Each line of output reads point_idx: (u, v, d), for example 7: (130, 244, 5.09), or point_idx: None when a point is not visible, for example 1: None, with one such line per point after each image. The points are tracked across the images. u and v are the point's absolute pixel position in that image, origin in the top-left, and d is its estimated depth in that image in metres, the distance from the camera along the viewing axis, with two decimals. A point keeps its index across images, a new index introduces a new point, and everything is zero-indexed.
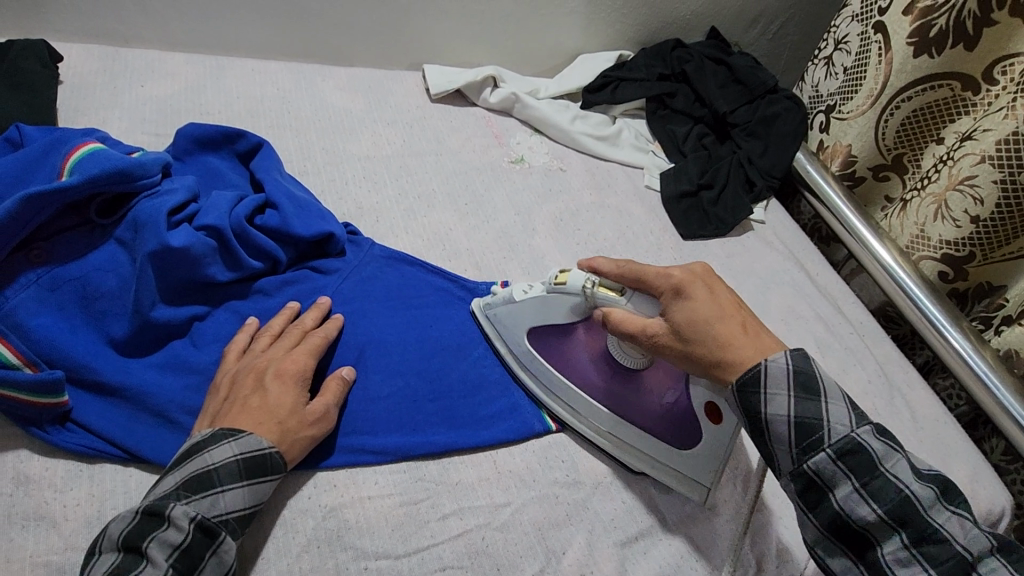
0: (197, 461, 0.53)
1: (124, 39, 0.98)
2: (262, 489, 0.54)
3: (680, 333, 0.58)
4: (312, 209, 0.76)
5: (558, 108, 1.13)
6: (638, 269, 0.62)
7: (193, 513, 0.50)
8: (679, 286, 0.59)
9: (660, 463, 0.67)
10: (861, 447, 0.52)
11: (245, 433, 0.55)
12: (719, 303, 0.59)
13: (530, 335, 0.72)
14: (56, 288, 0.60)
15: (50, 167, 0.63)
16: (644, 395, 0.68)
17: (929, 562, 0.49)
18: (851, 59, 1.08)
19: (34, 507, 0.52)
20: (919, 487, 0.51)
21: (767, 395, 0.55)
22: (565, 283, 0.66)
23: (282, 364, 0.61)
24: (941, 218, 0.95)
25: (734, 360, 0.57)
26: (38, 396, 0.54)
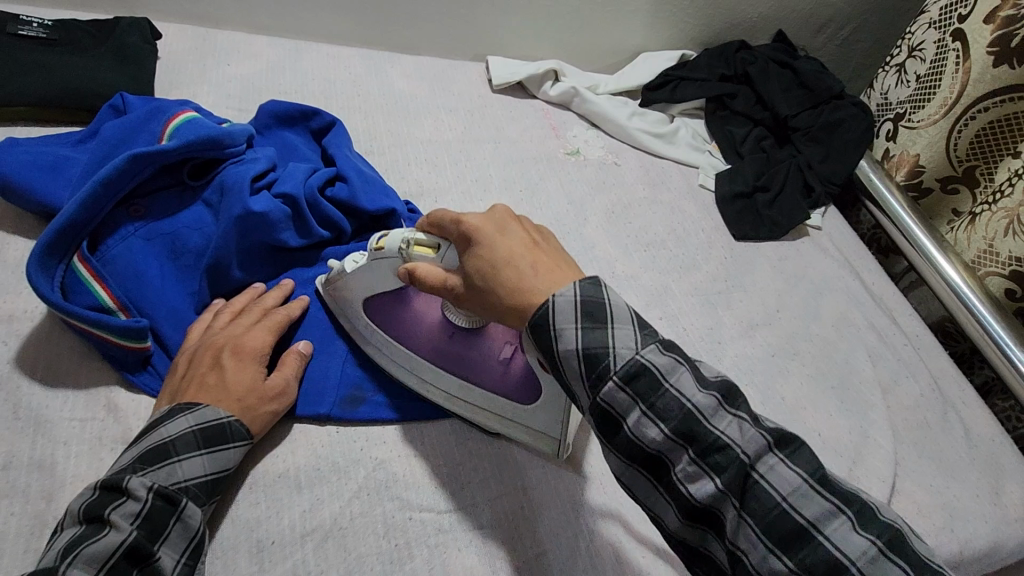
0: (151, 436, 0.53)
1: (215, 21, 1.05)
2: (225, 456, 0.55)
3: (473, 280, 0.53)
4: (378, 186, 0.80)
5: (617, 104, 1.14)
6: (439, 225, 0.56)
7: (151, 482, 0.50)
8: (470, 232, 0.53)
9: (505, 416, 0.65)
10: (714, 435, 0.45)
11: (201, 406, 0.56)
12: (510, 239, 0.53)
13: (366, 304, 0.67)
14: (151, 240, 0.66)
15: (151, 132, 0.69)
16: (491, 353, 0.65)
17: (715, 473, 0.45)
18: (925, 66, 1.05)
19: (122, 432, 0.58)
20: (726, 417, 0.46)
21: (556, 330, 0.48)
22: (383, 248, 0.60)
23: (235, 342, 0.61)
24: (1013, 234, 0.92)
25: (532, 300, 0.50)
26: (125, 339, 0.59)
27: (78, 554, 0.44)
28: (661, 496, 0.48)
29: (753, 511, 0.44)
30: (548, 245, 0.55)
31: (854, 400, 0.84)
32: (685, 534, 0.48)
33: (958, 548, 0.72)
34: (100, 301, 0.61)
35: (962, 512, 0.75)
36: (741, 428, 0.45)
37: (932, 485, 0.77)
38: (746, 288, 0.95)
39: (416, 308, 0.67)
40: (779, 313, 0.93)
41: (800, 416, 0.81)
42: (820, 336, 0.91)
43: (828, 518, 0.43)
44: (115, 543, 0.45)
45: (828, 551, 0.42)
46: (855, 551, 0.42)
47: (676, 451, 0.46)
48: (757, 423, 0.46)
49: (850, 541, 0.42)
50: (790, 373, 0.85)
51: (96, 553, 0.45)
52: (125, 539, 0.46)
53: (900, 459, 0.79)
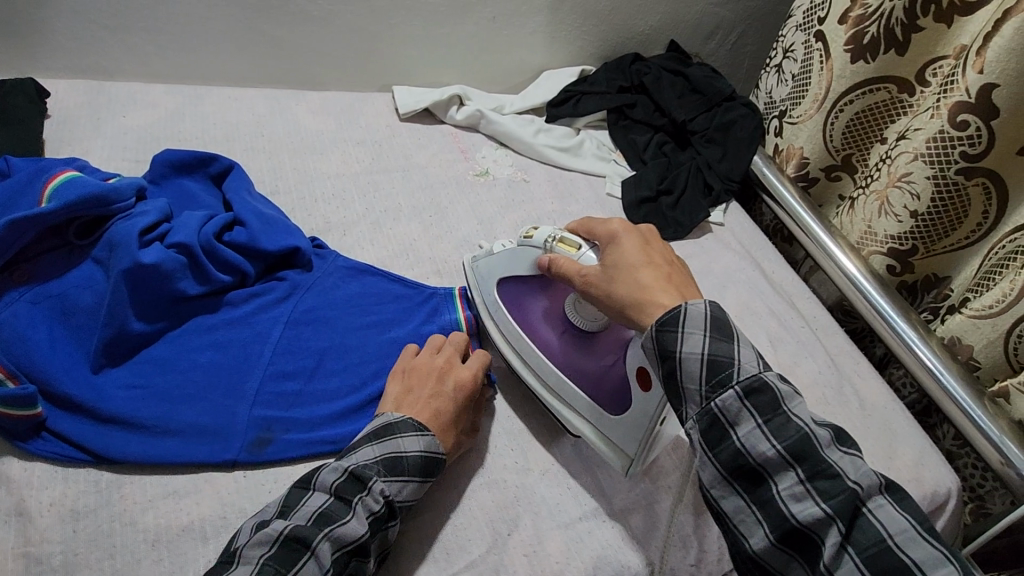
0: (393, 443, 0.63)
1: (108, 73, 1.04)
2: (427, 490, 0.64)
3: (609, 272, 0.66)
4: (279, 225, 0.81)
5: (522, 123, 1.19)
6: (594, 228, 0.71)
7: (387, 491, 0.60)
8: (615, 232, 0.68)
9: (591, 420, 0.72)
10: (822, 459, 0.52)
11: (432, 436, 0.65)
12: (649, 252, 0.66)
13: (500, 285, 0.80)
14: (38, 302, 0.66)
15: (31, 194, 0.69)
16: (596, 358, 0.74)
17: (820, 496, 0.52)
18: (797, 66, 1.12)
19: (14, 504, 0.57)
20: (799, 404, 0.55)
21: (685, 333, 0.58)
22: (533, 239, 0.75)
23: (461, 377, 0.71)
24: (885, 214, 0.99)
25: (652, 301, 0.61)
26: (15, 409, 0.59)
27: (331, 532, 0.55)
28: (752, 513, 0.54)
29: (857, 539, 0.51)
30: (680, 268, 0.67)
31: None
32: (768, 555, 0.53)
33: None
34: None
35: None
36: (803, 410, 0.55)
37: None
38: None
39: (543, 302, 0.78)
40: None
41: None
42: None
43: (874, 498, 0.52)
44: (357, 533, 0.56)
45: (872, 525, 0.51)
46: (895, 528, 0.51)
47: (739, 415, 0.55)
48: (866, 462, 0.54)
49: (895, 522, 0.51)
50: None
51: (343, 535, 0.55)
52: (363, 535, 0.56)
53: None
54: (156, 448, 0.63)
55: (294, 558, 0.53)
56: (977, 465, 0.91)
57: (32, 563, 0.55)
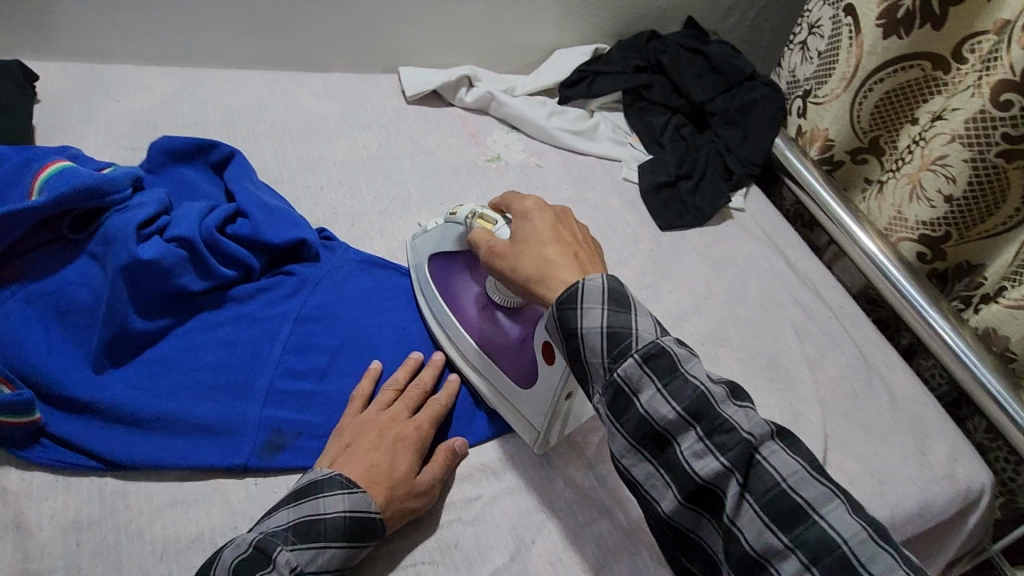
0: (309, 506, 0.54)
1: (101, 56, 0.99)
2: (358, 554, 0.55)
3: (517, 249, 0.62)
4: (284, 216, 0.77)
5: (534, 105, 1.13)
6: (511, 201, 0.67)
7: (295, 564, 0.51)
8: (528, 209, 0.64)
9: (506, 397, 0.69)
10: (737, 434, 0.49)
11: (360, 491, 0.56)
12: (560, 231, 0.62)
13: (431, 261, 0.77)
14: (31, 302, 0.62)
15: (21, 186, 0.65)
16: (512, 332, 0.70)
17: (719, 453, 0.49)
18: (823, 43, 1.07)
19: (12, 516, 0.54)
20: (733, 407, 0.51)
21: (583, 308, 0.54)
22: (457, 215, 0.71)
23: (405, 428, 0.63)
24: (917, 198, 0.94)
25: (555, 278, 0.59)
26: (11, 416, 0.55)
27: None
28: (714, 533, 0.50)
29: (811, 551, 0.46)
30: (589, 246, 0.63)
31: (784, 378, 0.85)
32: (678, 515, 0.52)
33: (890, 513, 0.75)
34: None
35: (891, 477, 0.78)
36: (740, 413, 0.51)
37: (862, 453, 0.79)
38: (674, 278, 0.96)
39: (475, 285, 0.74)
40: (707, 300, 0.94)
41: None
42: (749, 319, 0.92)
43: (825, 502, 0.47)
44: None
45: (825, 532, 0.46)
46: (847, 533, 0.46)
47: (682, 429, 0.51)
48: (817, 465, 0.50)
49: (845, 524, 0.47)
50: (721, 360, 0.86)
51: None
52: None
53: (830, 433, 0.81)
54: (163, 453, 0.59)
55: None
56: (1010, 459, 0.87)
57: None
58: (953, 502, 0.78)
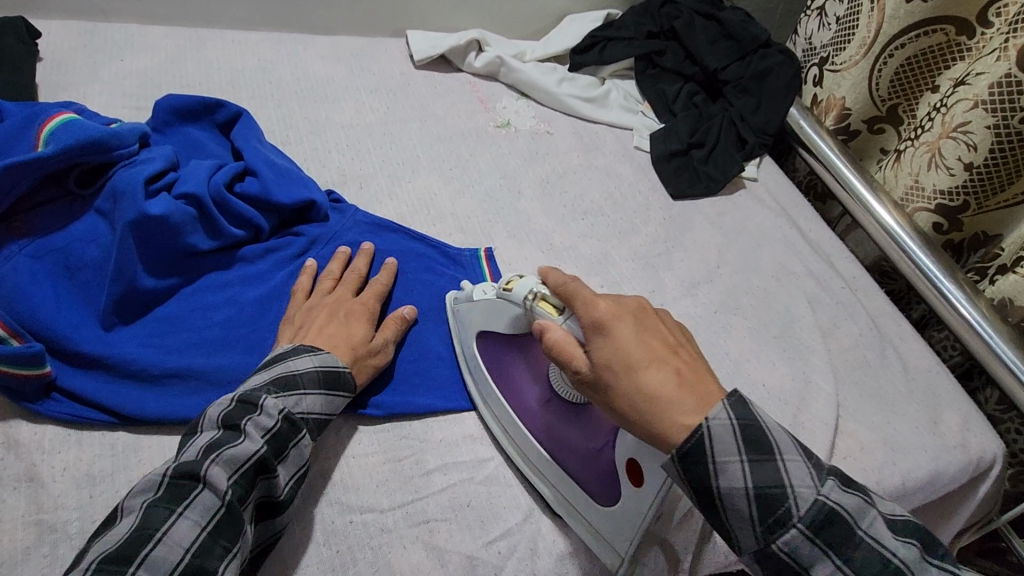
0: (281, 366, 0.57)
1: (102, 14, 0.97)
2: (336, 401, 0.59)
3: (603, 374, 0.52)
4: (293, 176, 0.76)
5: (545, 71, 1.11)
6: (575, 292, 0.56)
7: (282, 407, 0.53)
8: (602, 319, 0.53)
9: (575, 508, 0.61)
10: (746, 425, 0.47)
11: (322, 351, 0.60)
12: (650, 339, 0.53)
13: (479, 339, 0.69)
14: (38, 258, 0.61)
15: (28, 140, 0.64)
16: (586, 438, 0.63)
17: (730, 443, 0.46)
18: (842, 8, 1.05)
19: (25, 469, 0.54)
20: (828, 485, 0.45)
21: (663, 372, 0.48)
22: (513, 290, 0.62)
23: (352, 304, 0.67)
24: (935, 167, 0.93)
25: (672, 424, 0.49)
26: (21, 368, 0.55)
27: (219, 455, 0.47)
28: None
29: None
30: (692, 358, 0.54)
31: (797, 347, 0.84)
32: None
33: (901, 480, 0.75)
34: None
35: (903, 445, 0.77)
36: (831, 488, 0.45)
37: (875, 422, 0.79)
38: (686, 247, 0.95)
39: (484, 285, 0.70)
40: (719, 269, 0.93)
41: (745, 369, 0.81)
42: (762, 289, 0.91)
43: (919, 565, 0.43)
44: (249, 452, 0.49)
45: None
46: None
47: (778, 518, 0.44)
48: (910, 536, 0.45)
49: (833, 486, 0.45)
50: (733, 329, 0.85)
51: (235, 456, 0.48)
52: (259, 451, 0.49)
53: (843, 401, 0.80)
54: (175, 409, 0.59)
55: (183, 494, 0.46)
56: (1022, 430, 0.87)
57: (45, 530, 0.51)
58: (963, 471, 0.78)
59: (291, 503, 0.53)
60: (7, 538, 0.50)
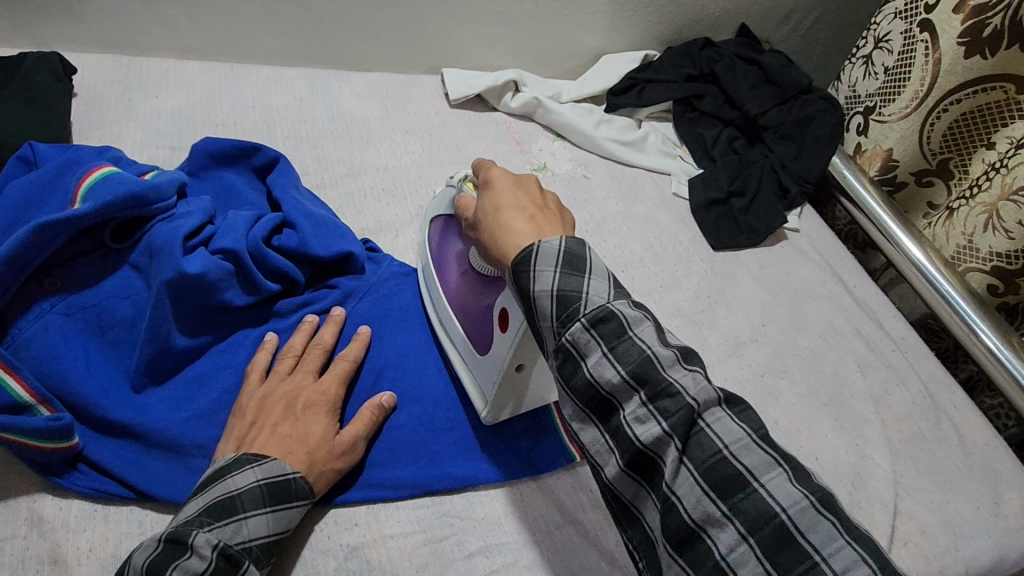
0: (218, 487, 0.51)
1: (138, 48, 0.95)
2: (286, 517, 0.52)
3: (478, 220, 0.55)
4: (330, 227, 0.73)
5: (582, 113, 1.09)
6: (482, 163, 0.59)
7: (217, 540, 0.48)
8: (488, 177, 0.56)
9: None
10: (700, 428, 0.42)
11: (268, 459, 0.54)
12: (523, 195, 0.54)
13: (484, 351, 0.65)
14: (71, 315, 0.58)
15: (63, 191, 0.61)
16: None
17: (662, 417, 0.42)
18: (892, 58, 1.02)
19: (48, 550, 0.50)
20: (832, 542, 0.38)
21: (536, 271, 0.47)
22: (453, 185, 0.66)
23: (313, 393, 0.60)
24: (992, 229, 0.90)
25: (507, 240, 0.51)
26: (49, 442, 0.52)
27: None
28: None
29: None
30: (559, 211, 0.54)
31: (847, 416, 0.80)
32: None
33: (964, 569, 0.70)
34: (14, 397, 0.52)
35: (964, 529, 0.73)
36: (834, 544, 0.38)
37: (934, 502, 0.75)
38: (729, 302, 0.91)
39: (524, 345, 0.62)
40: (764, 327, 0.89)
41: (795, 440, 0.77)
42: (809, 350, 0.87)
43: None
44: None
45: None
46: None
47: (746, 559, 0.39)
48: None
49: (844, 555, 0.37)
50: (781, 394, 0.81)
51: None
52: None
53: (899, 477, 0.76)
54: None
55: None
56: None
57: None
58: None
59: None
60: None
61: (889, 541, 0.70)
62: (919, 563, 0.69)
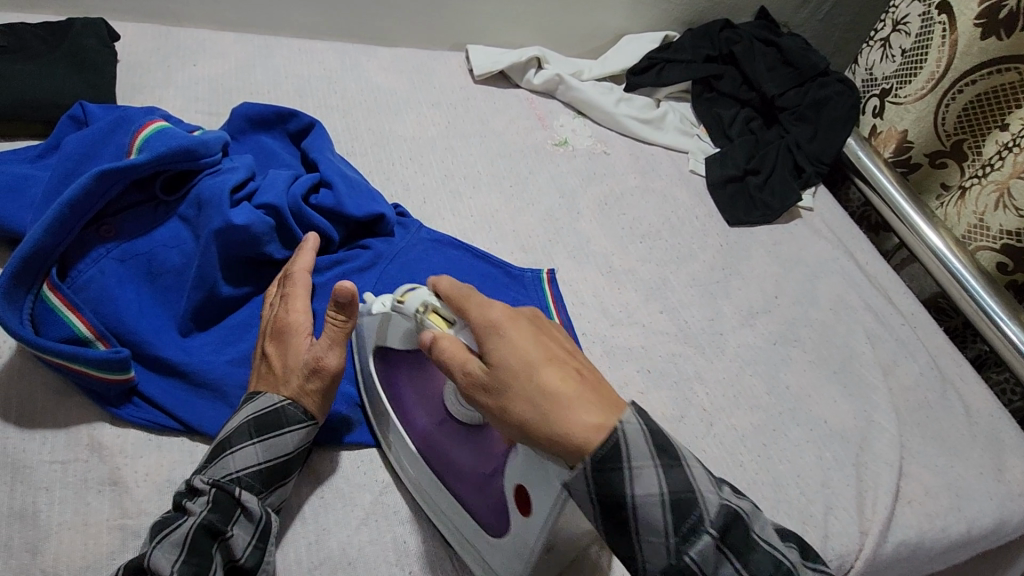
0: (219, 437, 0.55)
1: (176, 18, 0.99)
2: (280, 442, 0.54)
3: (498, 379, 0.48)
4: (364, 188, 0.76)
5: (602, 91, 1.11)
6: (468, 297, 0.51)
7: (206, 478, 0.51)
8: (496, 321, 0.49)
9: (472, 542, 0.57)
10: (737, 516, 0.45)
11: (257, 395, 0.56)
12: (547, 343, 0.49)
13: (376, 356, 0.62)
14: (125, 261, 0.62)
15: (118, 145, 0.65)
16: (481, 461, 0.58)
17: (690, 511, 0.44)
18: (910, 41, 1.04)
19: (108, 472, 0.54)
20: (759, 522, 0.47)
21: None
22: (405, 304, 0.54)
23: (276, 320, 0.60)
24: (1003, 207, 0.92)
25: (570, 415, 0.46)
26: (105, 373, 0.56)
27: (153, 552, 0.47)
28: None
29: None
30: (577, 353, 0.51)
31: (857, 384, 0.83)
32: None
33: (966, 528, 0.73)
34: (76, 332, 0.57)
35: (967, 492, 0.76)
36: (763, 524, 0.47)
37: (938, 466, 0.77)
38: (743, 275, 0.94)
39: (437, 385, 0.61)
40: (778, 299, 0.91)
41: (805, 404, 0.80)
42: (821, 321, 0.90)
43: None
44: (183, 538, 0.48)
45: None
46: None
47: (716, 560, 0.45)
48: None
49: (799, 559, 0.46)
50: (793, 361, 0.84)
51: None
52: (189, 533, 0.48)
53: (906, 442, 0.79)
54: None
55: None
56: None
57: (129, 535, 0.52)
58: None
59: (261, 566, 0.51)
60: (93, 542, 0.51)
61: (894, 499, 0.73)
62: (922, 521, 0.72)
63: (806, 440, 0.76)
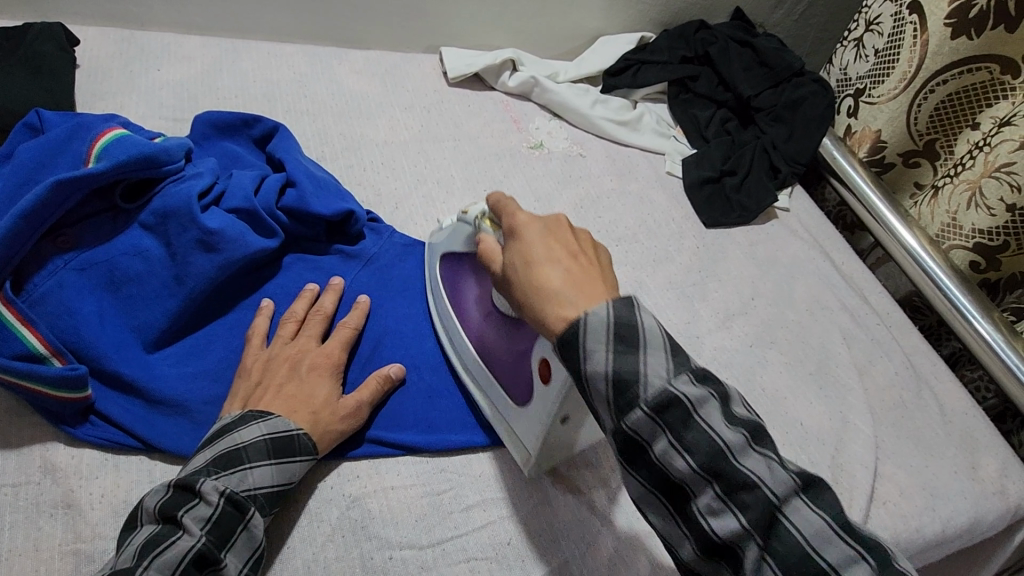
0: (227, 439, 0.53)
1: (139, 22, 0.96)
2: (291, 469, 0.54)
3: (508, 270, 0.52)
4: (331, 189, 0.75)
5: (578, 93, 1.10)
6: (506, 205, 0.57)
7: (223, 487, 0.49)
8: (516, 225, 0.53)
9: (502, 413, 0.64)
10: (720, 450, 0.43)
11: (273, 415, 0.55)
12: (556, 244, 0.51)
13: (443, 261, 0.73)
14: (84, 271, 0.60)
15: (75, 153, 0.63)
16: (514, 340, 0.64)
17: (690, 455, 0.43)
18: (882, 41, 1.04)
19: (62, 495, 0.52)
20: (754, 455, 0.43)
21: (585, 349, 0.45)
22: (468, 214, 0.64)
23: (316, 357, 0.62)
24: (975, 206, 0.93)
25: (547, 293, 0.48)
26: (62, 391, 0.54)
27: (153, 560, 0.44)
28: None
29: None
30: (595, 260, 0.52)
31: (832, 385, 0.83)
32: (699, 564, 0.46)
33: (940, 527, 0.73)
34: (30, 348, 0.54)
35: (942, 491, 0.76)
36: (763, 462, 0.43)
37: (913, 465, 0.78)
38: (719, 277, 0.93)
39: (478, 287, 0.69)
40: (754, 301, 0.91)
41: (780, 406, 0.80)
42: (796, 322, 0.90)
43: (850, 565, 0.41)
44: (185, 548, 0.46)
45: None
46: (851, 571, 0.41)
47: (699, 485, 0.44)
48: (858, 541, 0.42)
49: (810, 521, 0.42)
50: (768, 363, 0.84)
51: (169, 558, 0.45)
52: (194, 544, 0.46)
53: (880, 443, 0.79)
54: None
55: None
56: None
57: (83, 561, 0.50)
58: (1001, 519, 0.77)
59: None
60: (44, 569, 0.49)
61: (869, 500, 0.73)
62: (897, 522, 0.72)
63: (781, 442, 0.76)
